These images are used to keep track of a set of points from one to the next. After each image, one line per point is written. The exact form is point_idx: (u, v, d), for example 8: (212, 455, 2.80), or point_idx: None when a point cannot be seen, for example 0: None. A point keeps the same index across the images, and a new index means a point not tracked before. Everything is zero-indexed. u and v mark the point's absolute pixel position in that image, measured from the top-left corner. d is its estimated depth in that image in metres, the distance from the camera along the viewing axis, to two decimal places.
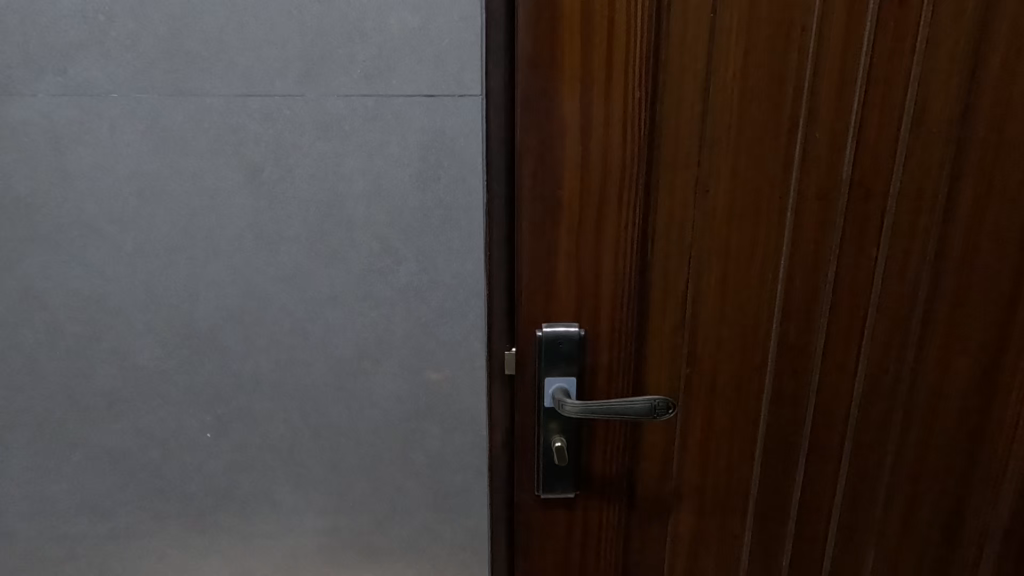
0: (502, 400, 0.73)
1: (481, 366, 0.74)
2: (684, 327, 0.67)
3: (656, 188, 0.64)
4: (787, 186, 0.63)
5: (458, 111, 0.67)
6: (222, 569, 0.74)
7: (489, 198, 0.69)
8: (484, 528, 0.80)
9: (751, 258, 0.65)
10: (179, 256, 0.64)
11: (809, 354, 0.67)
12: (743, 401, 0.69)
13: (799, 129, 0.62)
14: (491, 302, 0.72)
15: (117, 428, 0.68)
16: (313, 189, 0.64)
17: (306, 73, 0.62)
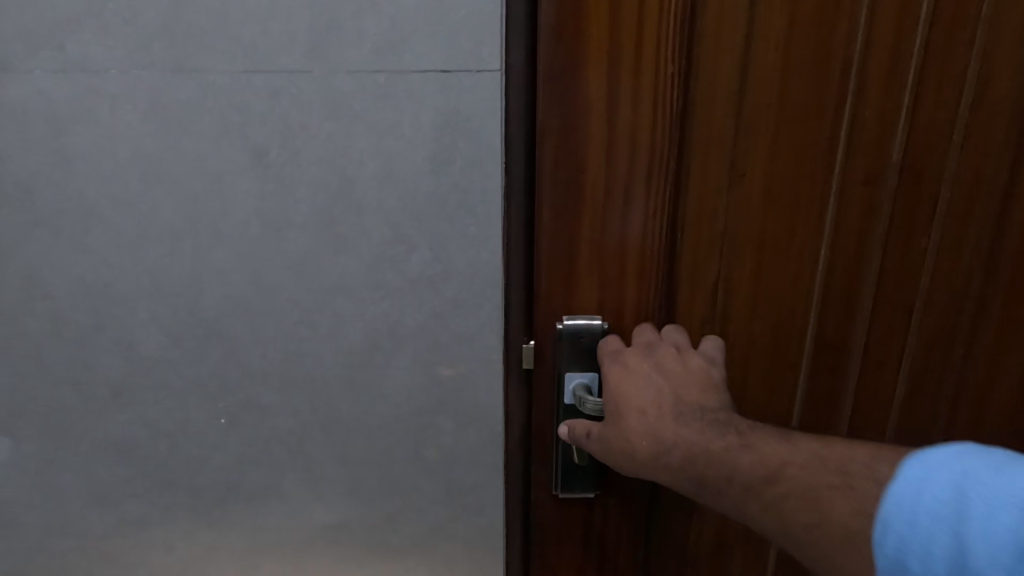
0: (519, 398, 0.70)
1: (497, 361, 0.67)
2: (713, 320, 0.65)
3: (688, 171, 0.60)
4: (831, 171, 0.60)
5: (475, 87, 0.59)
6: (237, 553, 0.76)
7: (507, 182, 0.62)
8: (499, 529, 0.74)
9: (788, 248, 0.62)
10: (188, 237, 0.64)
11: (849, 349, 0.65)
12: (775, 400, 0.67)
13: (843, 116, 0.59)
14: (509, 295, 0.66)
15: (124, 419, 0.70)
16: (323, 171, 0.62)
17: (312, 48, 0.59)
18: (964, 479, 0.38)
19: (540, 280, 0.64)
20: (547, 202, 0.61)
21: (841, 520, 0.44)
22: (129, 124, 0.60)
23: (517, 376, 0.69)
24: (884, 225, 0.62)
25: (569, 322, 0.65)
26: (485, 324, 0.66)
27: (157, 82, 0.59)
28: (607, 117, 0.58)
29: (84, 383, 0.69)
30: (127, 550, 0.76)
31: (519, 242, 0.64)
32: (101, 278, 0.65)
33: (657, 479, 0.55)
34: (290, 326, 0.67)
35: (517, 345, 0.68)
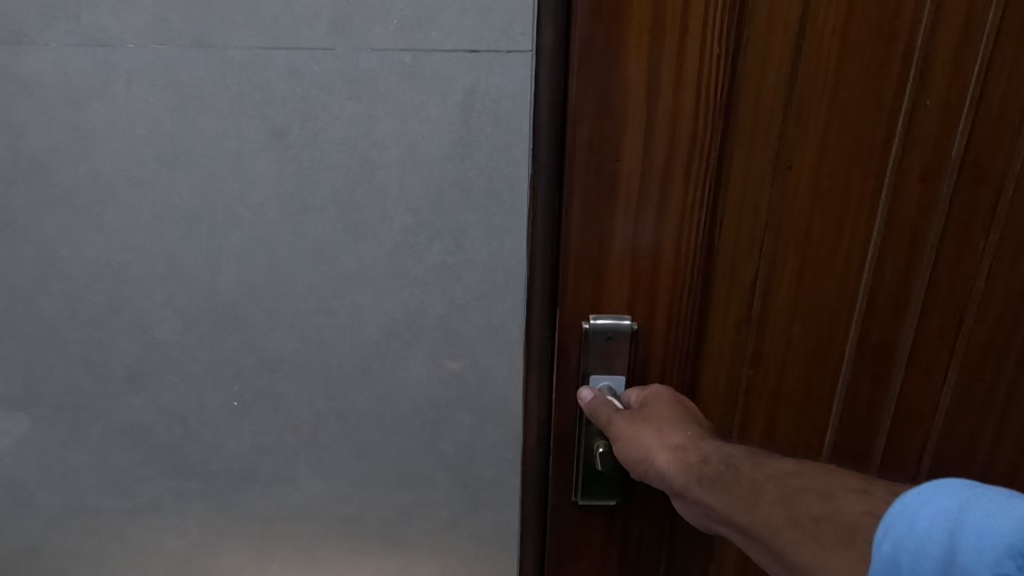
0: (541, 395, 0.65)
1: (518, 355, 0.66)
2: (750, 321, 0.61)
3: (731, 161, 0.57)
4: (886, 164, 0.57)
5: (505, 70, 0.57)
6: (250, 539, 0.76)
7: (534, 166, 0.59)
8: (514, 526, 0.74)
9: (834, 247, 0.59)
10: (205, 219, 0.62)
11: (894, 355, 0.62)
12: (811, 406, 0.64)
13: (902, 105, 0.55)
14: (532, 287, 0.63)
15: (138, 403, 0.69)
16: (345, 153, 0.60)
17: (335, 23, 0.56)
18: (973, 496, 0.31)
19: (566, 278, 0.60)
20: (578, 194, 0.57)
21: (848, 518, 0.38)
22: (146, 99, 0.58)
23: (540, 373, 0.65)
24: (935, 228, 0.58)
25: (597, 321, 0.60)
26: (507, 315, 0.65)
27: (175, 57, 0.57)
28: (644, 104, 0.54)
29: (99, 366, 0.68)
30: (140, 535, 0.75)
31: (548, 234, 0.60)
32: (117, 259, 0.64)
33: (687, 480, 0.50)
34: (307, 313, 0.65)
35: (540, 343, 0.64)
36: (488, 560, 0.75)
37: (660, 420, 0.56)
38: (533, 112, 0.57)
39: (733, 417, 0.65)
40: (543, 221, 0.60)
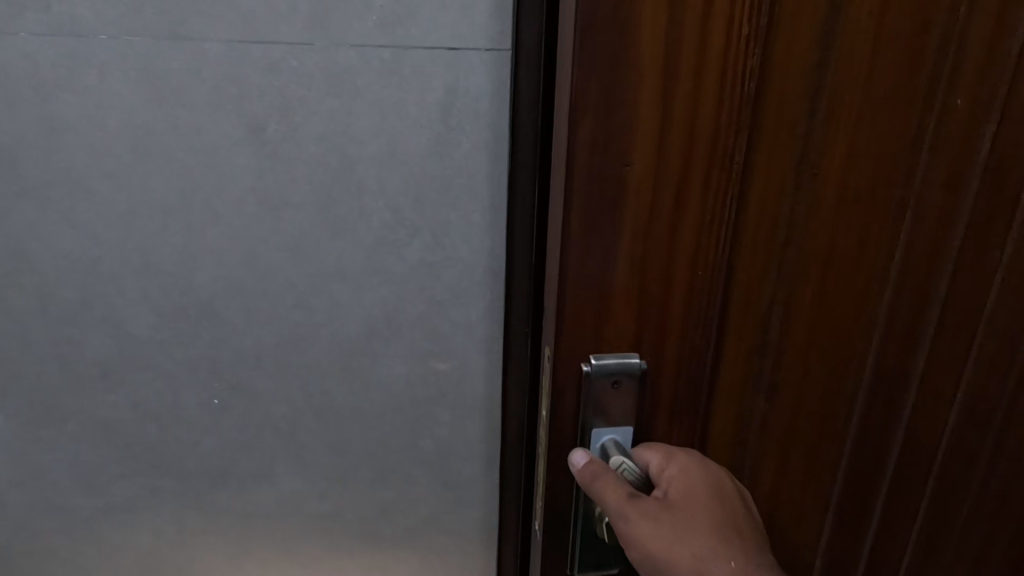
0: (520, 389, 0.67)
1: (497, 352, 0.66)
2: (793, 360, 0.48)
3: (776, 148, 0.42)
4: (970, 153, 0.45)
5: (485, 68, 0.57)
6: (226, 538, 0.75)
7: (511, 164, 0.60)
8: (493, 521, 0.74)
9: (899, 262, 0.46)
10: (180, 214, 0.61)
11: (960, 386, 0.52)
12: (864, 456, 0.52)
13: (995, 70, 0.43)
14: (511, 287, 0.63)
15: (111, 400, 0.68)
16: (324, 150, 0.59)
17: (314, 18, 0.56)
18: None
19: (561, 300, 0.44)
20: (584, 180, 0.40)
21: None
22: (119, 92, 0.58)
23: (519, 369, 0.66)
24: (975, 205, 0.46)
25: (599, 362, 0.45)
26: (486, 312, 0.65)
27: (149, 49, 0.56)
28: (672, 42, 0.38)
29: (70, 362, 0.67)
30: (113, 534, 0.74)
31: (526, 234, 0.61)
32: (89, 253, 0.63)
33: None
34: (285, 310, 0.65)
35: (519, 340, 0.65)
36: (468, 556, 0.76)
37: (703, 529, 0.45)
38: (513, 111, 0.58)
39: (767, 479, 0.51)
40: (523, 220, 0.61)
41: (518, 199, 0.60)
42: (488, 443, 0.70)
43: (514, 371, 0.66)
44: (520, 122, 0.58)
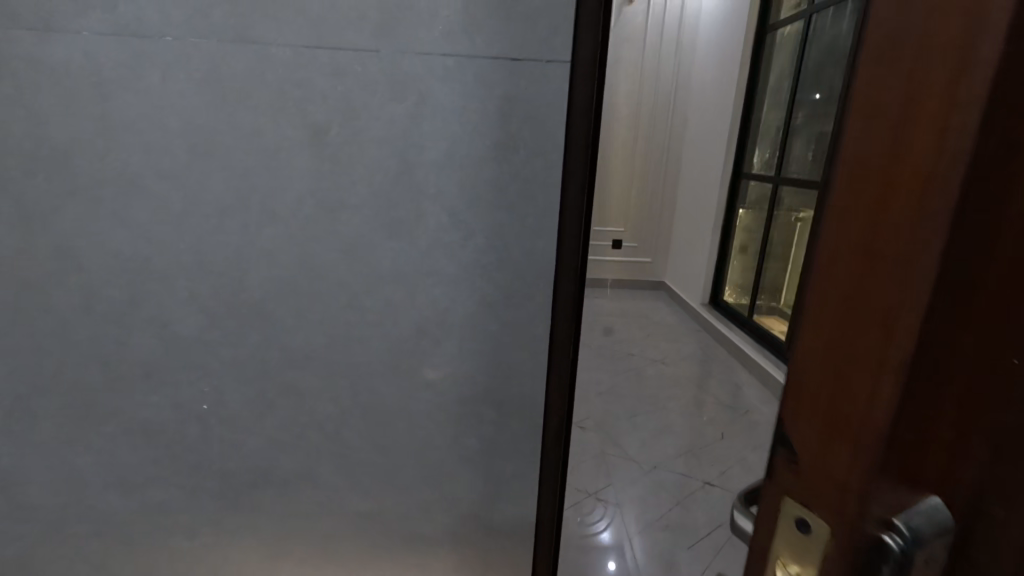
0: (563, 391, 0.70)
1: (543, 349, 0.69)
2: None
3: None
4: None
5: (544, 78, 0.60)
6: (262, 539, 0.75)
7: (565, 172, 0.62)
8: (532, 517, 0.76)
9: None
10: (236, 215, 0.62)
11: None
12: None
13: None
14: (560, 285, 0.66)
15: (154, 401, 0.68)
16: (386, 154, 0.61)
17: (381, 25, 0.57)
18: None
19: (846, 436, 0.24)
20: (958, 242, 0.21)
21: None
22: (182, 93, 0.58)
23: (564, 367, 0.70)
24: None
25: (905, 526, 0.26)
26: (534, 312, 0.67)
27: (215, 51, 0.57)
28: None
29: (114, 363, 0.66)
30: (148, 535, 0.74)
31: (576, 235, 0.65)
32: (140, 253, 0.62)
33: None
34: (336, 310, 0.66)
35: (564, 338, 0.69)
36: (506, 552, 0.77)
37: None
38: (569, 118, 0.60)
39: None
40: (573, 222, 0.64)
41: (569, 201, 0.63)
42: (531, 438, 0.72)
43: (559, 365, 0.70)
44: (574, 129, 0.61)
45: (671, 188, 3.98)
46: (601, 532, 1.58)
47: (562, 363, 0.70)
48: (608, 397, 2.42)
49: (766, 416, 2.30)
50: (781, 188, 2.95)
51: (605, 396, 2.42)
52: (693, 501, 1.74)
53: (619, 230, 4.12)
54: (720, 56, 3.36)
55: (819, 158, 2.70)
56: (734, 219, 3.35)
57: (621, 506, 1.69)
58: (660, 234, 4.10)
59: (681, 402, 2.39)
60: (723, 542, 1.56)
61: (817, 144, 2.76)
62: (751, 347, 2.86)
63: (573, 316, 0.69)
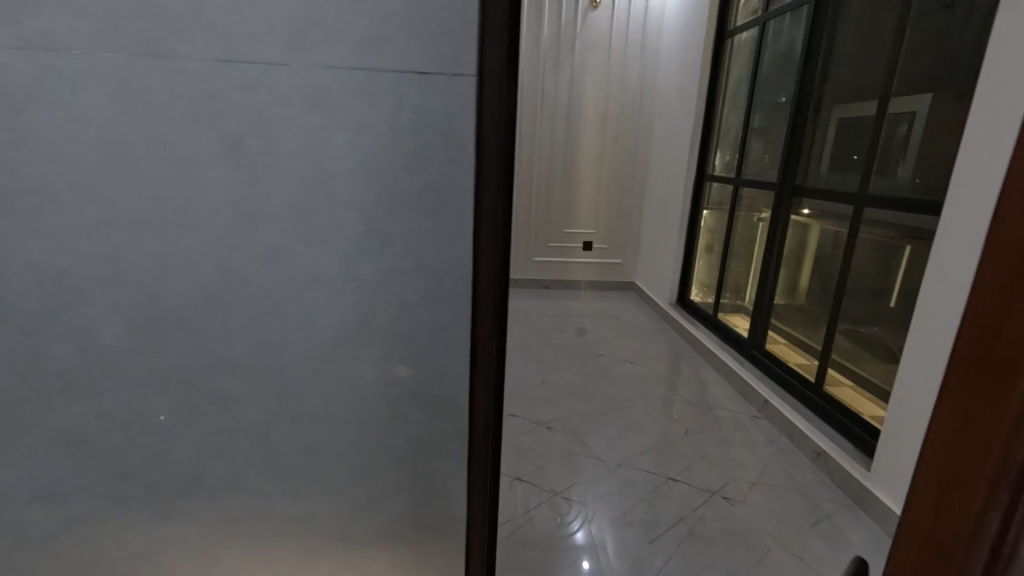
0: (486, 389, 0.73)
1: (465, 351, 0.71)
2: None
3: None
4: None
5: (453, 91, 0.62)
6: (193, 546, 0.75)
7: (477, 178, 0.65)
8: (462, 515, 0.78)
9: None
10: (153, 225, 0.63)
11: None
12: None
13: None
14: (478, 289, 0.69)
15: (76, 411, 0.68)
16: (301, 164, 0.62)
17: (290, 40, 0.59)
18: None
19: None
20: None
21: None
22: (92, 105, 0.59)
23: (487, 367, 0.72)
24: None
25: None
26: (455, 314, 0.69)
27: (124, 64, 0.58)
28: None
29: (33, 375, 0.66)
30: (75, 547, 0.74)
31: (491, 239, 0.67)
32: (56, 263, 0.63)
33: None
34: (259, 317, 0.67)
35: (485, 338, 0.71)
36: (439, 550, 0.79)
37: None
38: (478, 130, 0.63)
39: None
40: (488, 229, 0.67)
41: (483, 210, 0.66)
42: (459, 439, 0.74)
43: (482, 367, 0.72)
44: (485, 141, 0.64)
45: (640, 190, 4.05)
46: (577, 531, 1.58)
47: (485, 364, 0.72)
48: (574, 397, 2.45)
49: (727, 412, 2.36)
50: (741, 188, 2.99)
51: (572, 397, 2.45)
52: (652, 497, 1.77)
53: (590, 232, 4.17)
54: (682, 62, 3.44)
55: (775, 159, 2.70)
56: (699, 219, 3.42)
57: (585, 503, 1.71)
58: (630, 236, 4.16)
59: (646, 400, 2.43)
60: (681, 536, 1.59)
61: (771, 145, 2.75)
62: (715, 344, 2.93)
63: (494, 319, 0.71)
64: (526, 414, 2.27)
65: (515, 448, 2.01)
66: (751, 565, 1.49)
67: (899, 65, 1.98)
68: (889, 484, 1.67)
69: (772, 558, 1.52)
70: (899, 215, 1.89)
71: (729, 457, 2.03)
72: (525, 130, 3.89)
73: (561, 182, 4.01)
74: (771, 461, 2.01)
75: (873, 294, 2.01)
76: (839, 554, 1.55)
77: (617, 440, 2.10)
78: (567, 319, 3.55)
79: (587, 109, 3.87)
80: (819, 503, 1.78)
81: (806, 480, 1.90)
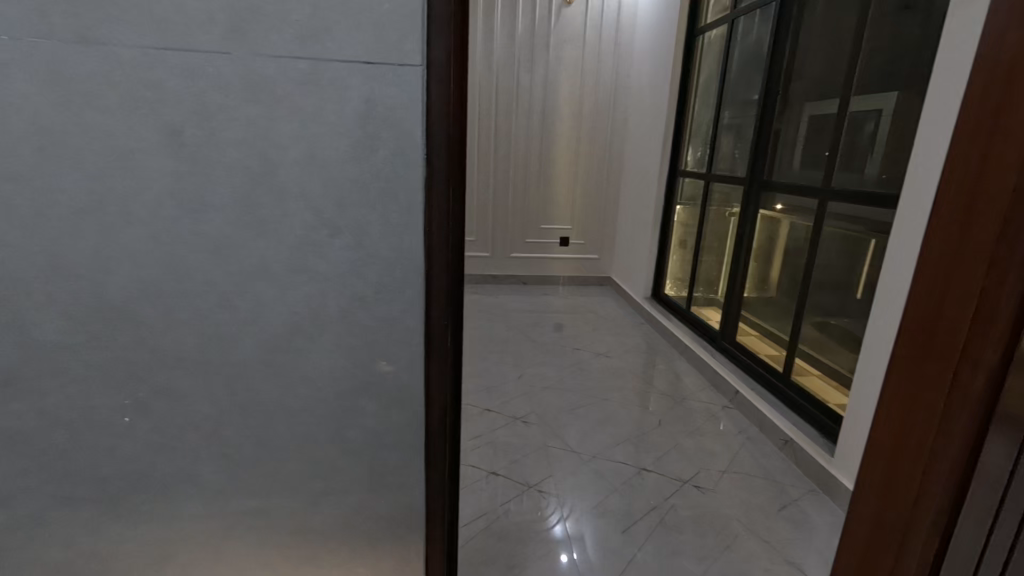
0: (442, 380, 0.73)
1: (418, 342, 0.71)
2: None
3: None
4: None
5: (399, 82, 0.62)
6: (144, 543, 0.75)
7: (427, 169, 0.65)
8: (420, 505, 0.79)
9: None
10: (92, 216, 0.61)
11: None
12: None
13: None
14: (430, 280, 0.69)
15: (17, 408, 0.66)
16: (244, 154, 0.62)
17: (230, 29, 0.58)
18: None
19: None
20: None
21: None
22: (24, 93, 0.57)
23: (441, 358, 0.72)
24: None
25: None
26: (406, 307, 0.70)
27: (56, 51, 0.56)
28: None
29: None
30: (20, 548, 0.72)
31: (442, 230, 0.68)
32: None
33: None
34: (206, 310, 0.66)
35: (439, 330, 0.71)
36: (397, 541, 0.80)
37: None
38: (426, 122, 0.63)
39: None
40: (439, 221, 0.67)
41: (433, 201, 0.66)
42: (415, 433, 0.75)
43: (436, 359, 0.72)
44: (434, 133, 0.64)
45: (615, 186, 4.08)
46: (555, 524, 1.59)
47: (440, 356, 0.73)
48: (550, 391, 2.47)
49: (700, 403, 2.40)
50: (712, 183, 3.04)
51: (547, 390, 2.47)
52: (625, 487, 1.79)
53: (567, 228, 4.20)
54: (655, 59, 3.47)
55: (743, 154, 2.75)
56: (672, 215, 3.47)
57: (561, 496, 1.73)
58: (606, 231, 4.19)
59: (620, 393, 2.47)
60: (653, 525, 1.62)
61: (740, 140, 2.80)
62: (689, 337, 2.97)
63: (448, 311, 0.72)
64: (501, 408, 2.28)
65: (489, 443, 2.02)
66: (719, 550, 1.53)
67: (860, 65, 2.04)
68: (850, 469, 1.72)
69: (740, 543, 1.56)
70: (861, 209, 1.94)
71: (700, 446, 2.07)
72: (501, 126, 3.89)
73: (539, 177, 4.03)
74: (740, 449, 2.06)
75: (838, 285, 2.06)
76: (803, 538, 1.60)
77: (591, 432, 2.12)
78: (544, 315, 3.57)
79: (562, 105, 3.89)
80: (786, 488, 1.83)
81: (774, 467, 1.95)
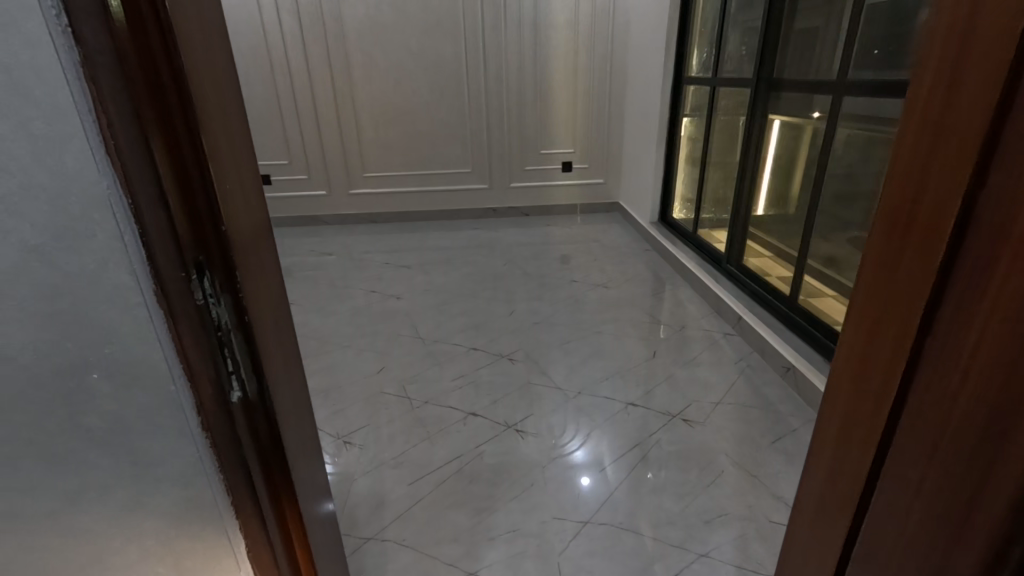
0: (297, 355, 0.59)
1: (287, 319, 0.55)
2: (986, 466, 0.37)
3: None
4: None
5: None
6: None
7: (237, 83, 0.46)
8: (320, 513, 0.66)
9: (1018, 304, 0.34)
10: None
11: (927, 389, 0.42)
12: (914, 486, 0.44)
13: None
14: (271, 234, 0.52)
15: None
16: None
17: None
18: None
19: None
20: None
21: (834, 507, 0.56)
22: None
23: (291, 328, 0.58)
24: (991, 188, 0.35)
25: None
26: (272, 276, 0.53)
27: None
28: None
29: None
30: None
31: (256, 167, 0.49)
32: None
33: None
34: None
35: (282, 293, 0.55)
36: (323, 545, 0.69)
37: None
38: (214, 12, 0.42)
39: (877, 524, 0.49)
40: (254, 154, 0.49)
41: (250, 132, 0.48)
42: (306, 430, 0.60)
43: (290, 333, 0.57)
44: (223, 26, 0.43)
45: (620, 101, 3.81)
46: (534, 467, 1.50)
47: (292, 329, 0.57)
48: (542, 327, 2.36)
49: (700, 332, 2.30)
50: (718, 88, 2.70)
51: (538, 326, 2.36)
52: (608, 423, 1.67)
53: (569, 151, 3.98)
54: None
55: (750, 51, 2.40)
56: (678, 127, 3.19)
57: (542, 433, 1.63)
58: (611, 153, 3.98)
59: (616, 324, 2.38)
60: (632, 463, 1.50)
61: (748, 34, 2.42)
62: (695, 262, 2.83)
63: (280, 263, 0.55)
64: (487, 346, 2.19)
65: (472, 382, 1.92)
66: (702, 488, 1.42)
67: None
68: None
69: (727, 477, 1.45)
70: (882, 105, 1.65)
71: (695, 376, 1.94)
72: (490, 43, 3.57)
73: (533, 90, 3.73)
74: (738, 379, 1.92)
75: (858, 196, 1.80)
76: (793, 470, 1.47)
77: (579, 367, 2.01)
78: (545, 248, 3.45)
79: (555, 12, 3.53)
80: (784, 419, 1.69)
81: (772, 396, 1.82)
